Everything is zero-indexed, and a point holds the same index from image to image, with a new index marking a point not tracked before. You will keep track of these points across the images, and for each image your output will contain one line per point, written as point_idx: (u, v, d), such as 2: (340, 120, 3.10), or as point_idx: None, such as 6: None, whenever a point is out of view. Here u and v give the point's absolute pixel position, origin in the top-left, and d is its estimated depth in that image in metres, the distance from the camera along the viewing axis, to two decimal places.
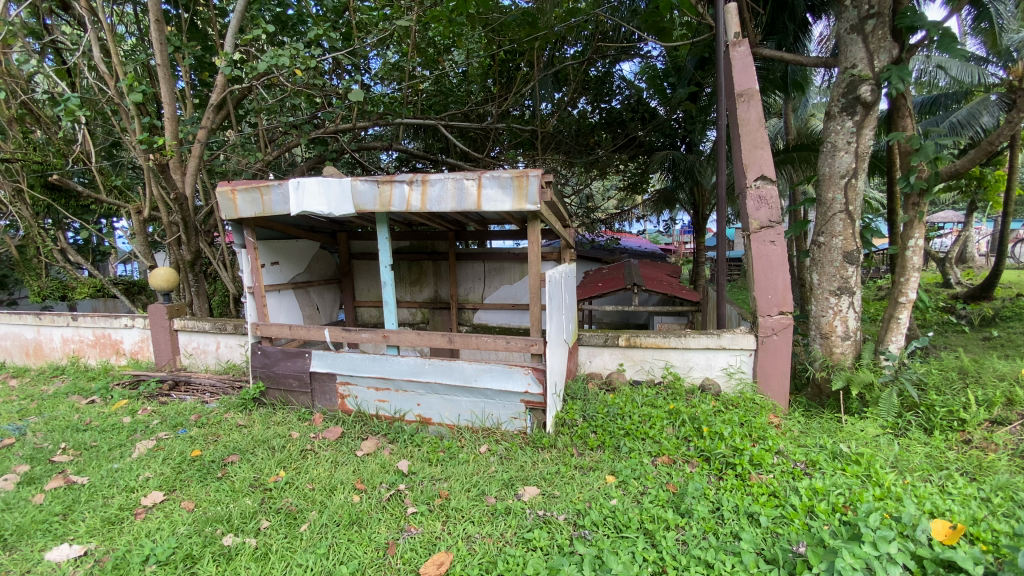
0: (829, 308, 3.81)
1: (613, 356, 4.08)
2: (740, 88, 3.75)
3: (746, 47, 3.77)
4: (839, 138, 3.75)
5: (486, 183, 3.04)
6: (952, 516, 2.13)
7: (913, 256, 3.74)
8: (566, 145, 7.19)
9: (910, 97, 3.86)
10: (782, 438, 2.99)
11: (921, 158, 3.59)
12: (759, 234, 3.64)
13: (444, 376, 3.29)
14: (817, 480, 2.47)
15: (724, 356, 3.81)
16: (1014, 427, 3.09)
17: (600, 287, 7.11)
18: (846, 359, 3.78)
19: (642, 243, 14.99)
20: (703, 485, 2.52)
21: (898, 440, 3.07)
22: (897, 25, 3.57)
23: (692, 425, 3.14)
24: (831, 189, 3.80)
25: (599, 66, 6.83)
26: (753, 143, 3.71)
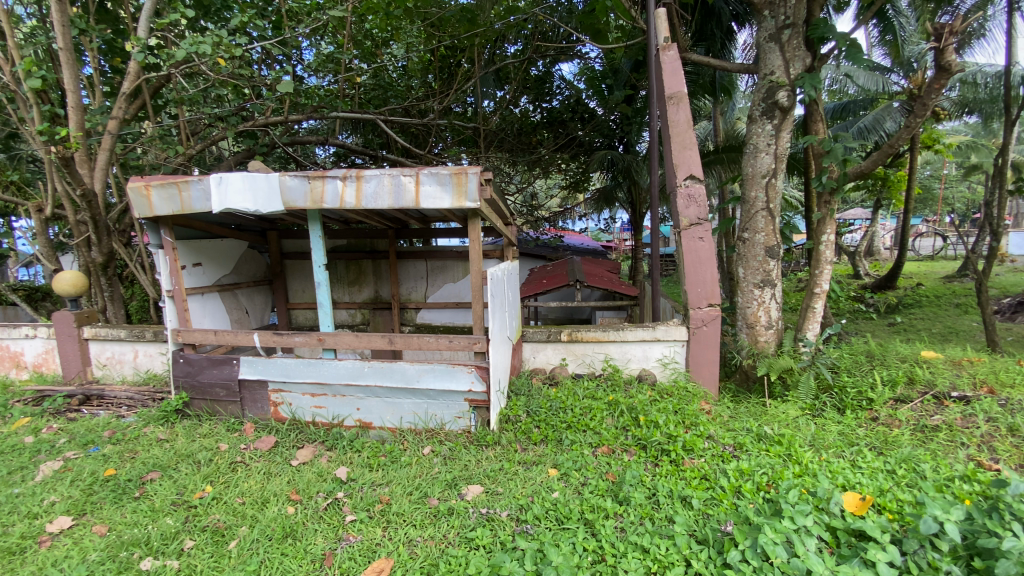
0: (754, 299, 4.05)
1: (556, 352, 4.14)
2: (670, 91, 3.90)
3: (674, 52, 3.94)
4: (760, 141, 3.99)
5: (425, 180, 2.98)
6: (861, 489, 2.33)
7: (826, 250, 4.07)
8: (509, 143, 7.20)
9: (822, 104, 4.18)
10: (713, 424, 3.15)
11: (832, 160, 3.92)
12: (690, 231, 3.82)
13: (384, 379, 3.20)
14: (744, 462, 2.62)
15: (659, 347, 3.96)
16: (914, 403, 3.41)
17: (545, 284, 7.20)
18: (769, 346, 4.04)
19: (585, 240, 15.36)
20: (640, 473, 2.61)
21: (815, 420, 3.32)
22: (809, 35, 3.90)
23: (630, 415, 3.24)
24: (753, 188, 4.04)
25: (539, 65, 6.90)
26: (682, 144, 3.87)
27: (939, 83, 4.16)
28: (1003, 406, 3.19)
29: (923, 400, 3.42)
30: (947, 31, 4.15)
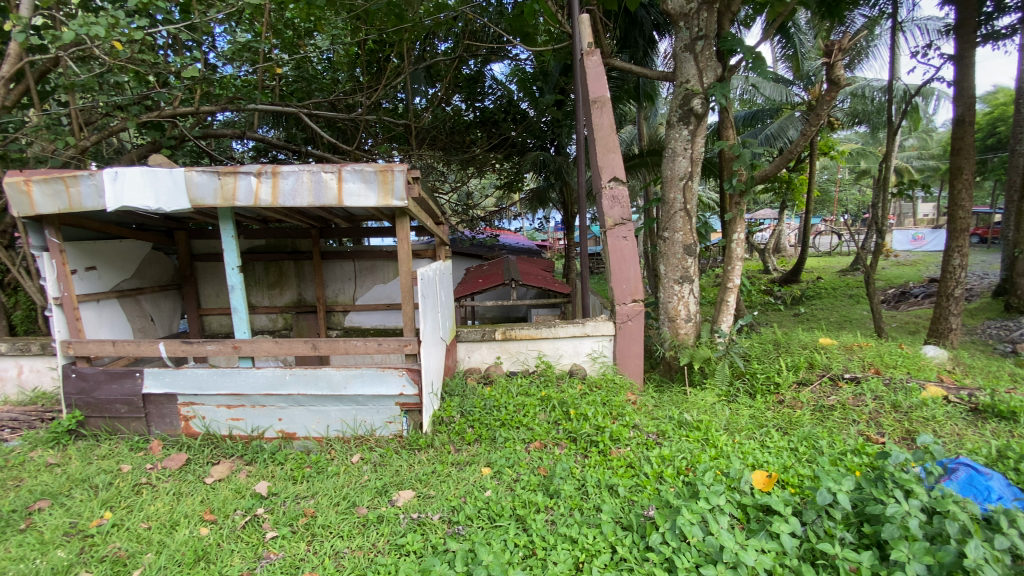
0: (675, 294, 4.29)
1: (490, 350, 4.15)
2: (594, 95, 4.04)
3: (598, 57, 4.09)
4: (677, 145, 4.22)
5: (348, 177, 2.89)
6: (768, 467, 2.54)
7: (737, 247, 4.39)
8: (442, 142, 7.10)
9: (732, 112, 4.49)
10: (638, 414, 3.29)
11: (741, 164, 4.25)
12: (614, 230, 3.98)
13: (308, 386, 3.06)
14: (665, 448, 2.77)
15: (588, 342, 4.09)
16: (813, 385, 3.76)
17: (480, 283, 7.20)
18: (689, 338, 4.30)
19: (521, 240, 15.53)
20: (570, 465, 2.69)
21: (729, 405, 3.57)
22: (720, 47, 4.14)
23: (561, 410, 3.32)
24: (672, 190, 4.28)
25: (470, 64, 6.89)
26: (606, 147, 4.02)
27: (829, 96, 4.62)
28: (886, 384, 3.59)
29: (822, 382, 3.77)
30: (835, 49, 4.62)
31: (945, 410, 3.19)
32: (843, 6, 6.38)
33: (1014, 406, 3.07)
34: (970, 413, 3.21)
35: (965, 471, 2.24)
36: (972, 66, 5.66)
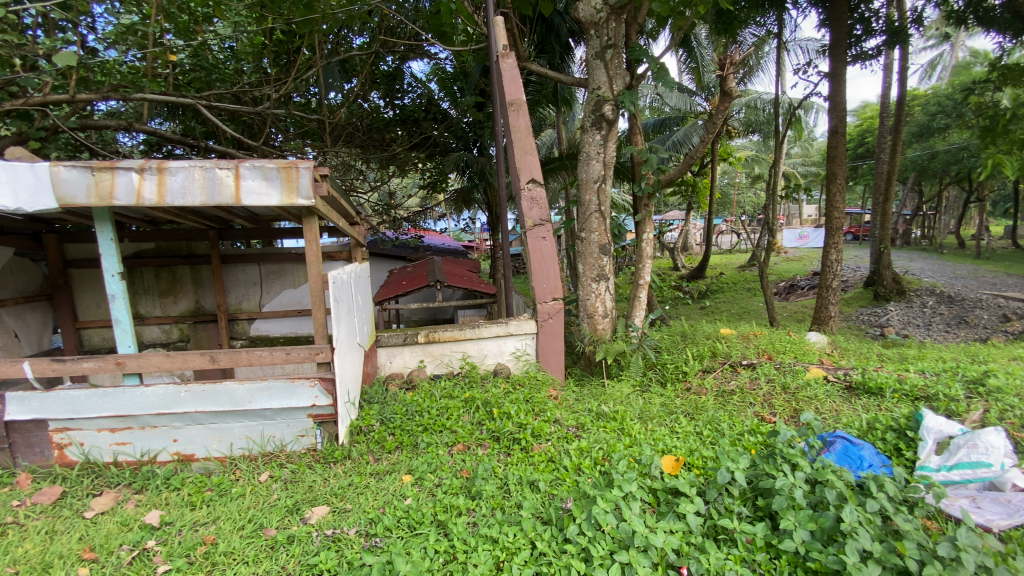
0: (593, 291, 4.45)
1: (413, 354, 4.05)
2: (511, 98, 4.10)
3: (513, 60, 4.15)
4: (591, 149, 4.38)
5: (246, 173, 2.69)
6: (676, 451, 2.71)
7: (646, 246, 4.66)
8: (359, 139, 6.80)
9: (641, 119, 4.74)
10: (559, 409, 3.38)
11: (649, 168, 4.51)
12: (534, 230, 4.05)
13: (208, 403, 2.82)
14: (583, 440, 2.86)
15: (511, 341, 4.13)
16: (716, 372, 4.08)
17: (403, 285, 7.04)
18: (606, 333, 4.48)
19: (445, 240, 15.42)
20: (492, 464, 2.70)
21: (643, 395, 3.77)
22: (628, 57, 4.35)
23: (484, 410, 3.31)
24: (588, 192, 4.44)
25: (387, 61, 6.72)
26: (524, 149, 4.09)
27: (724, 106, 5.04)
28: (776, 368, 3.98)
29: (723, 368, 4.11)
30: (728, 63, 5.05)
31: (824, 387, 3.59)
32: (737, 23, 6.98)
33: (880, 381, 3.43)
34: (845, 390, 3.57)
35: (841, 443, 2.52)
36: (843, 83, 6.41)
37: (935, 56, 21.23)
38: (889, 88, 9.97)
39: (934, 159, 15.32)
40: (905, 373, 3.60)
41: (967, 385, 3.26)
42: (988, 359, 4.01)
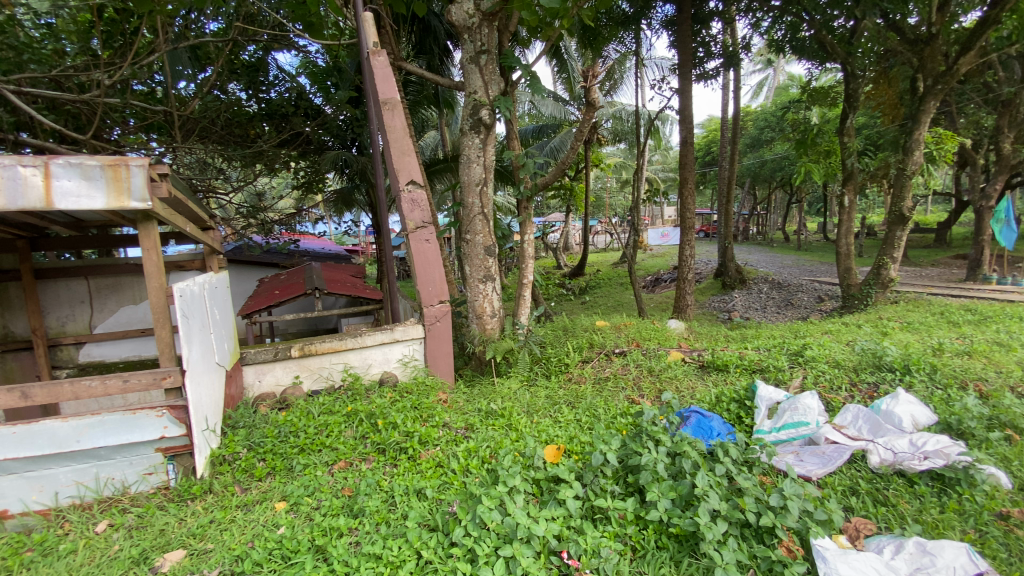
0: (480, 293, 4.50)
1: (286, 370, 3.74)
2: (384, 96, 3.99)
3: (385, 58, 4.09)
4: (471, 152, 4.43)
5: (57, 172, 2.28)
6: (558, 440, 2.85)
7: (528, 247, 4.83)
8: (218, 134, 6.08)
9: (518, 124, 4.90)
10: (449, 412, 3.35)
11: (527, 173, 4.65)
12: (416, 233, 3.98)
13: (21, 448, 2.35)
14: (471, 441, 2.88)
15: (398, 348, 4.00)
16: (594, 361, 4.38)
17: (276, 295, 6.49)
18: (495, 332, 4.55)
19: (325, 244, 14.51)
20: (376, 478, 2.61)
21: (529, 389, 3.91)
22: (502, 63, 4.46)
23: (369, 422, 3.16)
24: (470, 195, 4.47)
25: (249, 51, 6.08)
26: (401, 150, 4.00)
27: (590, 116, 5.40)
28: (643, 354, 4.38)
29: (600, 358, 4.42)
30: (591, 76, 5.45)
31: (682, 368, 4.03)
32: (601, 39, 7.53)
33: (725, 359, 3.94)
34: (700, 368, 4.04)
35: (695, 417, 2.85)
36: (690, 99, 7.24)
37: (760, 79, 24.96)
38: (727, 105, 11.50)
39: (763, 167, 17.99)
40: (744, 350, 4.17)
41: (790, 357, 3.86)
42: (805, 334, 4.81)
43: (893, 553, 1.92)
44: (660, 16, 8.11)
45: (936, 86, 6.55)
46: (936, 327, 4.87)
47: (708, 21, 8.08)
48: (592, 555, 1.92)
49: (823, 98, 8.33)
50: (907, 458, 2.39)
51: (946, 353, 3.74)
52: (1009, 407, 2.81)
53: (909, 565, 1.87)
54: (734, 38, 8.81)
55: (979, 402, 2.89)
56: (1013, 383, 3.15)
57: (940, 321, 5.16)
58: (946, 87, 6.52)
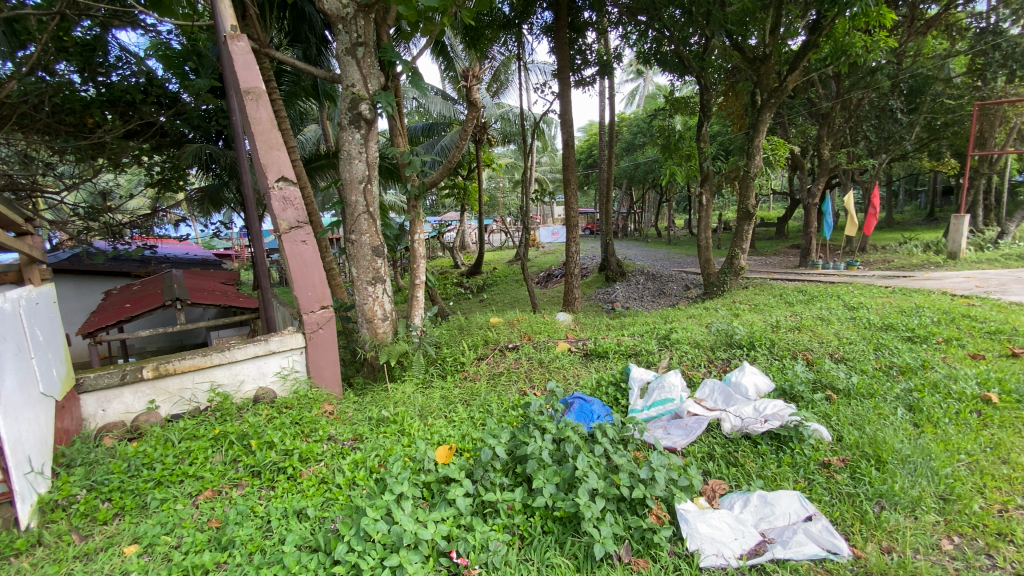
0: (368, 295, 4.31)
1: (138, 395, 3.24)
2: (247, 85, 3.66)
3: (245, 44, 3.75)
4: (352, 148, 4.20)
5: None
6: (450, 440, 2.82)
7: (418, 247, 4.72)
8: (42, 122, 5.10)
9: (401, 120, 4.76)
10: (335, 424, 3.17)
11: (413, 170, 4.53)
12: (290, 234, 3.69)
13: None
14: (358, 452, 2.75)
15: (274, 360, 3.67)
16: (488, 358, 4.43)
17: (127, 309, 5.65)
18: (387, 336, 4.39)
19: (190, 249, 12.96)
20: (250, 504, 2.38)
21: (424, 391, 3.83)
22: (381, 57, 4.28)
23: (241, 444, 2.87)
24: (353, 193, 4.24)
25: (83, 27, 5.15)
26: (269, 144, 3.67)
27: (474, 115, 5.41)
28: (534, 347, 4.54)
29: (494, 354, 4.49)
30: (471, 75, 5.49)
31: (568, 357, 4.24)
32: (484, 40, 7.63)
33: (605, 346, 4.22)
34: (584, 356, 4.28)
35: (578, 402, 3.02)
36: (570, 103, 7.63)
37: (632, 88, 27.07)
38: (604, 110, 12.30)
39: (637, 169, 19.56)
40: (622, 337, 4.50)
41: (660, 340, 4.24)
42: (672, 319, 5.32)
43: (742, 507, 2.21)
44: (539, 22, 8.42)
45: (770, 100, 7.62)
46: (775, 307, 5.67)
47: (583, 31, 8.56)
48: (481, 550, 1.94)
49: (683, 107, 9.26)
50: (751, 423, 2.71)
51: (781, 329, 4.36)
52: (827, 371, 3.36)
53: (755, 515, 2.17)
54: (607, 48, 9.44)
55: (806, 369, 3.42)
56: (830, 351, 3.77)
57: (778, 301, 6.02)
58: (778, 102, 7.57)
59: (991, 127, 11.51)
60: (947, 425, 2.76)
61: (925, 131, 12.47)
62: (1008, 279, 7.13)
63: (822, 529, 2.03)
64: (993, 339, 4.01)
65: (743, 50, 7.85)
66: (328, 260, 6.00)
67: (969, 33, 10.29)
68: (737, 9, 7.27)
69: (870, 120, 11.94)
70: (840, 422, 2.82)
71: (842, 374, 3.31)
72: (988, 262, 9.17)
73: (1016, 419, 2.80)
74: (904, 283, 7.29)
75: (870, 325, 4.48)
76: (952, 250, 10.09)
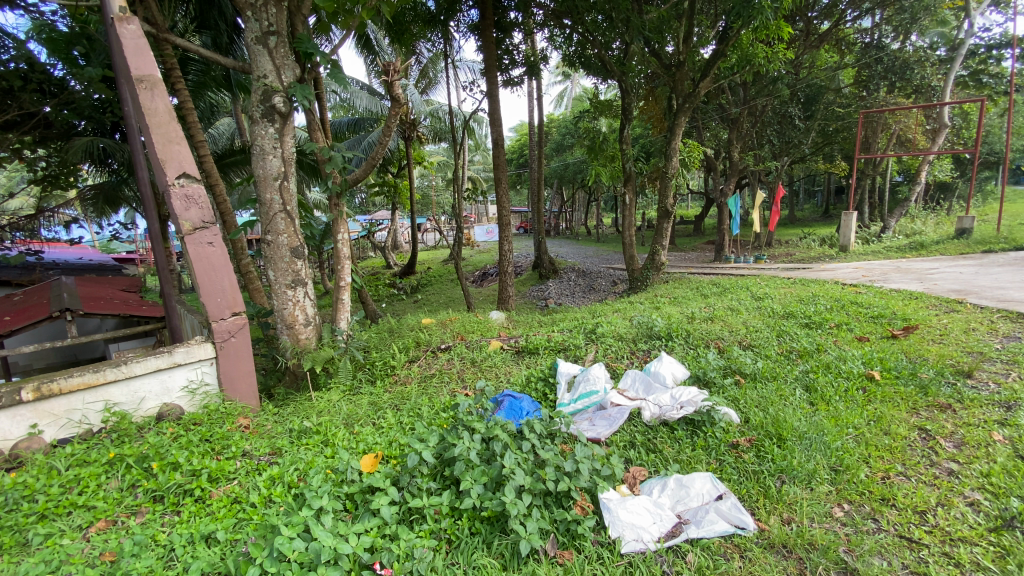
0: (288, 300, 4.07)
1: (16, 420, 2.84)
2: (139, 73, 3.33)
3: (136, 28, 3.41)
4: (265, 143, 3.94)
5: None
6: (376, 447, 2.72)
7: (342, 247, 4.51)
8: None
9: (319, 113, 4.51)
10: (250, 438, 2.97)
11: (334, 166, 4.30)
12: (194, 236, 3.41)
13: None
14: (275, 467, 2.58)
15: (180, 373, 3.36)
16: (419, 360, 4.35)
17: (4, 324, 4.98)
18: (311, 343, 4.17)
19: (83, 253, 11.63)
20: (150, 532, 2.16)
21: (351, 398, 3.68)
22: (296, 47, 4.02)
23: (141, 468, 2.61)
24: (268, 190, 3.98)
25: None
26: (166, 137, 3.36)
27: (396, 111, 5.26)
28: (466, 346, 4.51)
29: (425, 356, 4.41)
30: (393, 70, 5.30)
31: (500, 355, 4.24)
32: (409, 35, 7.47)
33: (536, 343, 4.28)
34: (516, 354, 4.30)
35: (507, 400, 3.03)
36: (498, 102, 7.64)
37: (560, 90, 27.66)
38: (532, 111, 12.48)
39: (566, 169, 20.05)
40: (552, 333, 4.58)
41: (587, 335, 4.36)
42: (600, 314, 5.50)
43: (660, 491, 2.31)
44: (466, 19, 8.36)
45: (685, 104, 8.08)
46: (692, 299, 6.03)
47: (510, 30, 8.60)
48: (405, 558, 1.89)
49: (607, 109, 9.57)
50: (669, 410, 2.89)
51: (697, 320, 4.63)
52: (736, 357, 3.61)
53: (672, 499, 2.27)
54: (534, 49, 9.56)
55: (718, 356, 3.66)
56: (739, 339, 4.05)
57: (696, 294, 6.41)
58: (692, 106, 8.05)
59: (874, 133, 12.90)
60: (838, 402, 3.05)
61: (820, 136, 13.74)
62: (889, 269, 8.03)
63: (731, 506, 2.17)
64: (875, 323, 4.50)
65: (660, 57, 8.25)
66: (244, 263, 5.61)
67: (856, 47, 11.44)
68: (654, 17, 7.63)
69: (774, 126, 13.00)
70: (746, 405, 3.03)
71: (749, 360, 3.58)
72: (872, 254, 10.29)
73: (894, 393, 3.15)
74: (804, 274, 8.00)
75: (774, 313, 4.87)
76: (843, 243, 11.22)
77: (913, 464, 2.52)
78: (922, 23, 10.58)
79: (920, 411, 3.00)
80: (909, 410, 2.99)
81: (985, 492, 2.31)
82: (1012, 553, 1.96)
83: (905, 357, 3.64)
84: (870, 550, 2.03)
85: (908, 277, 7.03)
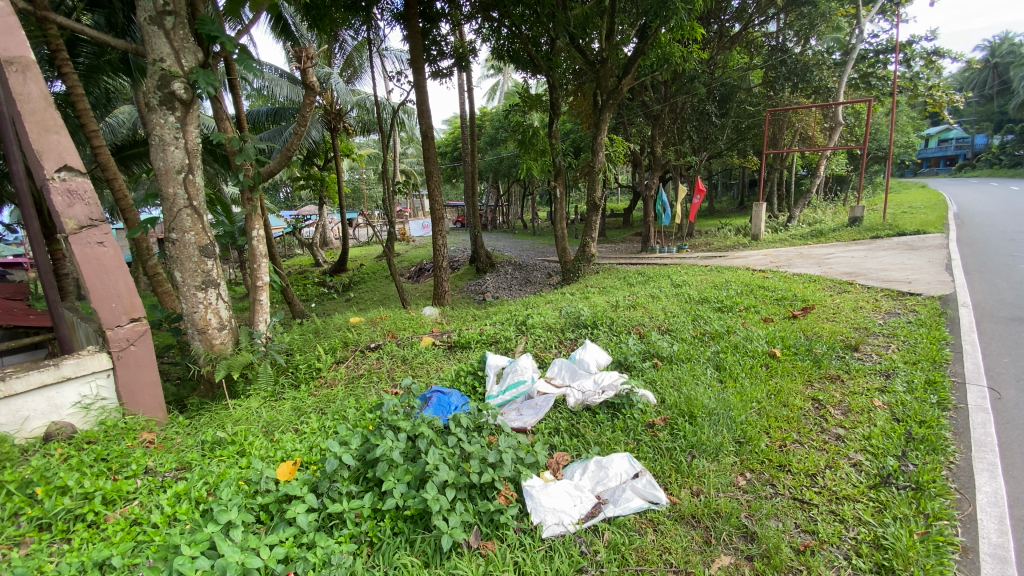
0: (198, 303, 3.78)
1: None
2: (7, 54, 2.94)
3: (4, 3, 2.99)
4: (164, 133, 3.61)
5: None
6: (295, 454, 2.60)
7: (258, 244, 4.22)
8: None
9: (224, 103, 4.17)
10: (155, 454, 2.75)
11: (246, 158, 3.98)
12: (80, 235, 3.07)
13: None
14: (182, 483, 2.41)
15: (70, 389, 3.02)
16: (347, 361, 4.19)
17: None
18: (227, 347, 3.91)
19: None
20: (34, 563, 1.92)
21: (271, 404, 3.50)
22: (197, 29, 3.66)
23: (23, 494, 2.30)
24: (170, 184, 3.66)
25: None
26: (42, 126, 2.99)
27: (311, 100, 4.98)
28: (397, 344, 4.42)
29: (354, 356, 4.27)
30: (305, 57, 4.96)
31: (432, 351, 4.18)
32: (328, 21, 7.12)
33: (468, 337, 4.27)
34: (447, 349, 4.26)
35: (436, 396, 3.01)
36: (426, 93, 7.48)
37: (492, 85, 27.65)
38: (463, 103, 12.37)
39: (500, 163, 20.11)
40: (484, 327, 4.59)
41: (517, 326, 4.42)
42: (532, 306, 5.57)
43: (581, 474, 2.39)
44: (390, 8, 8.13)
45: (609, 101, 8.32)
46: (619, 288, 6.24)
47: (436, 21, 8.42)
48: (322, 566, 1.83)
49: (537, 104, 9.66)
50: (592, 395, 3.00)
51: (621, 308, 4.82)
52: (654, 342, 3.81)
53: (592, 480, 2.36)
54: (462, 40, 9.44)
55: (638, 342, 3.84)
56: (658, 324, 4.26)
57: (622, 283, 6.65)
58: (616, 102, 8.31)
59: (782, 130, 13.98)
60: (743, 378, 3.30)
61: (734, 133, 14.68)
62: (793, 255, 8.77)
63: (646, 483, 2.29)
64: (779, 305, 4.90)
65: (585, 53, 8.46)
66: (148, 265, 5.14)
67: (764, 49, 12.29)
68: (578, 14, 7.83)
69: (693, 122, 13.73)
70: (662, 386, 3.20)
71: (666, 344, 3.78)
72: (779, 242, 11.19)
73: (791, 367, 3.45)
74: (720, 262, 8.55)
75: (691, 299, 5.16)
76: (755, 233, 12.08)
77: (807, 432, 2.77)
78: (818, 29, 11.59)
79: (814, 383, 3.30)
80: (804, 382, 3.29)
81: (865, 453, 2.58)
82: (887, 506, 2.21)
83: (803, 335, 3.99)
84: (768, 514, 2.21)
85: (810, 262, 7.69)
